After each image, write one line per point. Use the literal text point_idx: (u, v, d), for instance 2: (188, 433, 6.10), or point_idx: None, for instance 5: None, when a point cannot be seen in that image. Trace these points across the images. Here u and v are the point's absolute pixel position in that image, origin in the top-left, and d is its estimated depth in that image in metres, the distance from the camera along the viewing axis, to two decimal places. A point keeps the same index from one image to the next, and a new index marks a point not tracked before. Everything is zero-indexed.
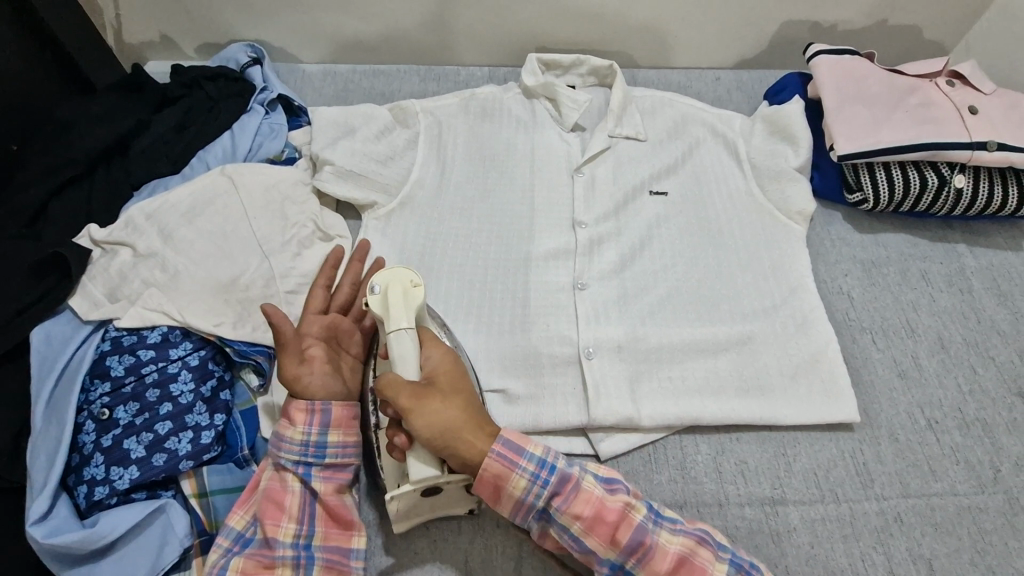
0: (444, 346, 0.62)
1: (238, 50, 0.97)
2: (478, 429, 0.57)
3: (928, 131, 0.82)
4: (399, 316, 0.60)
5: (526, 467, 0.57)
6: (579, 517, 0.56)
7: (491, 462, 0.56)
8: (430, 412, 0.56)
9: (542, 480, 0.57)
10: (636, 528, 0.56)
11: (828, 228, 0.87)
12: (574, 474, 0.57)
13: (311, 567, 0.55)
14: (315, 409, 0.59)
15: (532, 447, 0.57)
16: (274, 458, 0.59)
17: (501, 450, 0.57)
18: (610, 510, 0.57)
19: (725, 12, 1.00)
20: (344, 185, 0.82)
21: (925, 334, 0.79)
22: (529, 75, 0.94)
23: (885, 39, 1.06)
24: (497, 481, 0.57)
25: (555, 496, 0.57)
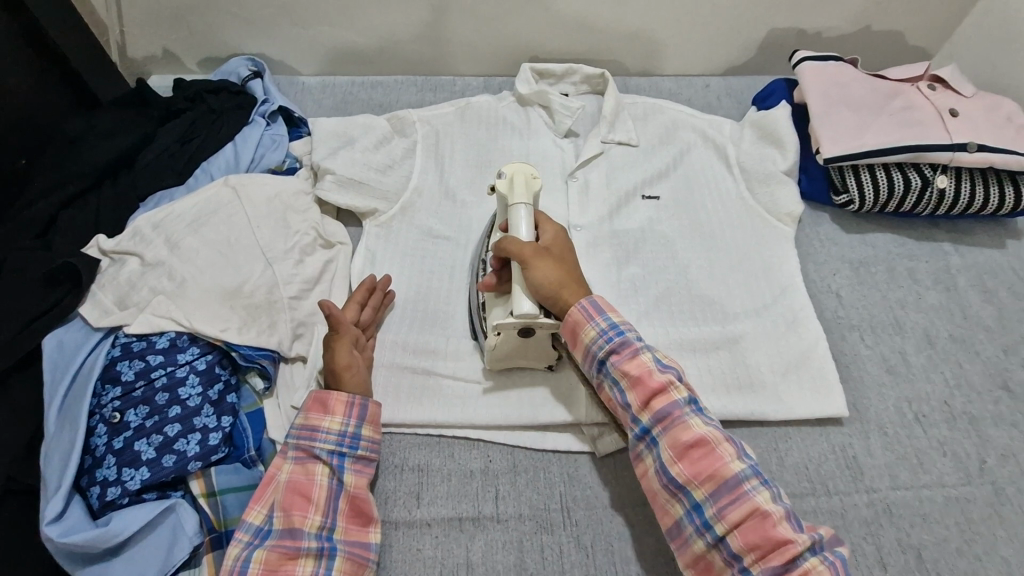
0: (556, 228, 0.70)
1: (240, 63, 1.00)
2: (576, 288, 0.66)
3: (911, 133, 0.84)
4: (519, 197, 0.68)
5: (600, 323, 0.65)
6: (627, 374, 0.63)
7: (575, 309, 0.65)
8: (537, 267, 0.64)
9: (609, 336, 0.64)
10: (672, 402, 0.61)
11: (816, 229, 0.89)
12: (635, 343, 0.65)
13: (335, 557, 0.57)
14: (354, 404, 0.64)
15: (612, 311, 0.65)
16: (301, 451, 0.62)
17: (585, 304, 0.65)
18: (655, 378, 0.62)
19: (712, 22, 1.03)
20: (344, 193, 0.84)
21: (912, 331, 0.81)
22: (524, 84, 0.97)
23: (870, 46, 1.09)
24: (574, 326, 0.65)
25: (614, 354, 0.64)
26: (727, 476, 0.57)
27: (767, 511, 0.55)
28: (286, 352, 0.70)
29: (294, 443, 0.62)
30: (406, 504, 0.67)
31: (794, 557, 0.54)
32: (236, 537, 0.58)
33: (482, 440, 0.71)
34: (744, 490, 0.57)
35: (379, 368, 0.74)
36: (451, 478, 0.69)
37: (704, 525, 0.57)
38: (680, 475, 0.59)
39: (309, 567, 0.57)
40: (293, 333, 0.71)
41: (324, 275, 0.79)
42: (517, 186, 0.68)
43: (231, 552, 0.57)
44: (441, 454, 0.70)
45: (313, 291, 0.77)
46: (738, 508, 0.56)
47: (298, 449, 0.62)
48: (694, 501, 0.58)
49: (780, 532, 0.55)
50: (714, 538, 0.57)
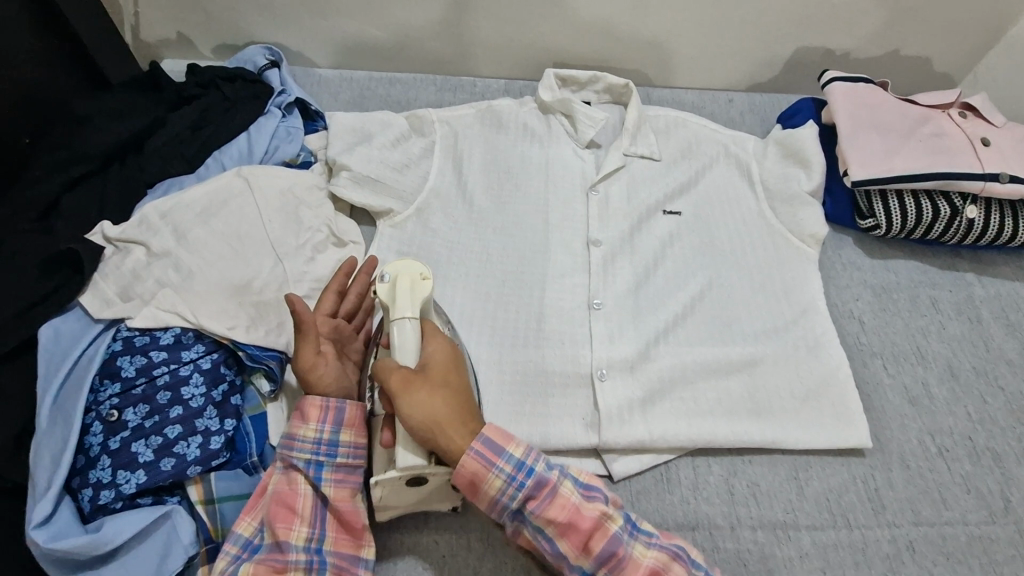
0: (448, 340, 0.62)
1: (256, 51, 0.98)
2: (462, 419, 0.57)
3: (941, 160, 0.83)
4: (403, 306, 0.60)
5: (503, 468, 0.56)
6: (553, 522, 0.56)
7: (469, 459, 0.56)
8: (414, 406, 0.56)
9: (518, 482, 0.56)
10: (611, 538, 0.56)
11: (839, 252, 0.88)
12: (551, 480, 0.57)
13: (324, 571, 0.55)
14: (329, 408, 0.60)
15: (512, 448, 0.57)
16: (281, 461, 0.59)
17: (479, 449, 0.56)
18: (585, 517, 0.56)
19: (740, 37, 1.01)
20: (359, 191, 0.82)
21: (935, 362, 0.79)
22: (547, 90, 0.95)
23: (896, 69, 1.08)
24: (474, 478, 0.56)
25: (530, 499, 0.57)
26: None
27: None
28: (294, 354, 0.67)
29: (273, 453, 0.59)
30: (413, 518, 0.66)
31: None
32: (224, 549, 0.56)
33: None
34: None
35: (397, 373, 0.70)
36: (460, 495, 0.66)
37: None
38: None
39: None
40: None
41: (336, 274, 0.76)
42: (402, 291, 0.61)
43: (218, 565, 0.55)
44: None
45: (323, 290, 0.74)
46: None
47: (278, 459, 0.59)
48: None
49: None
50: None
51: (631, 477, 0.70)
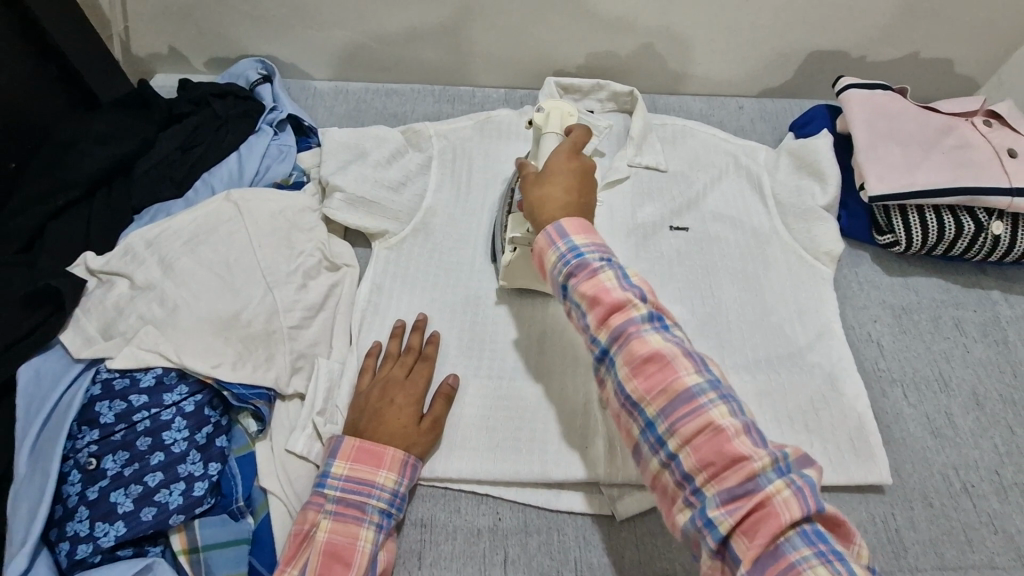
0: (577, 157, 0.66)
1: (250, 65, 0.96)
2: (563, 209, 0.62)
3: (965, 174, 0.78)
4: (552, 127, 0.73)
5: (561, 247, 0.58)
6: (583, 296, 0.55)
7: (540, 236, 0.60)
8: (527, 190, 0.65)
9: (567, 260, 0.57)
10: (628, 318, 0.53)
11: (855, 270, 0.83)
12: (596, 263, 0.56)
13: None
14: (408, 462, 0.61)
15: (576, 234, 0.58)
16: (345, 506, 0.57)
17: (550, 230, 0.59)
18: (610, 295, 0.54)
19: (751, 42, 0.96)
20: (353, 212, 0.78)
21: (959, 388, 0.75)
22: (547, 99, 0.92)
23: (917, 72, 1.02)
24: (540, 254, 0.60)
25: (573, 277, 0.57)
26: (681, 390, 0.50)
27: (720, 426, 0.48)
28: (283, 390, 0.65)
29: (340, 497, 0.58)
30: (406, 564, 0.62)
31: (751, 474, 0.46)
32: None
33: (491, 494, 0.66)
34: (698, 403, 0.49)
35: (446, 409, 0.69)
36: (456, 536, 0.63)
37: (658, 443, 0.51)
38: (635, 391, 0.52)
39: None
40: (292, 366, 0.66)
41: (328, 300, 0.73)
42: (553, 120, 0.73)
43: None
44: (448, 507, 0.65)
45: (315, 318, 0.71)
46: (691, 422, 0.49)
47: (340, 503, 0.57)
48: (649, 420, 0.51)
49: (679, 380, 0.51)
50: (668, 457, 0.50)
51: (636, 517, 0.65)
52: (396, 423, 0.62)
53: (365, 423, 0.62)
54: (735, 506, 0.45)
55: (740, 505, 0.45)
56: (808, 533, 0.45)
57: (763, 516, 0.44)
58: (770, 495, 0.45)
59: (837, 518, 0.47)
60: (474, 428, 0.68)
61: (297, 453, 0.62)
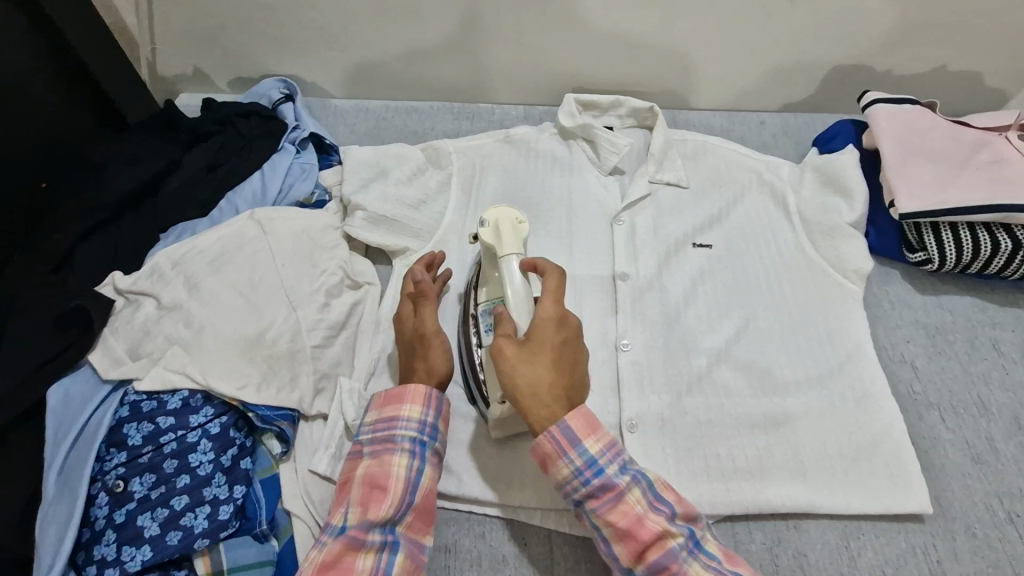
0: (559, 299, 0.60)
1: (271, 85, 0.97)
2: (557, 397, 0.57)
3: (1001, 191, 0.76)
4: (510, 245, 0.65)
5: (574, 459, 0.55)
6: (613, 525, 0.54)
7: (545, 441, 0.56)
8: (513, 370, 0.57)
9: (585, 478, 0.55)
10: (666, 552, 0.52)
11: (885, 288, 0.81)
12: (618, 484, 0.54)
13: (397, 552, 0.53)
14: (432, 396, 0.60)
15: (589, 441, 0.55)
16: (378, 444, 0.58)
17: (557, 435, 0.55)
18: (645, 528, 0.53)
19: (771, 58, 0.96)
20: (375, 231, 0.79)
21: (1000, 413, 0.72)
22: (568, 115, 0.91)
23: (944, 86, 1.00)
24: (545, 459, 0.56)
25: (592, 497, 0.55)
26: None
27: None
28: (306, 410, 0.65)
29: (371, 437, 0.58)
30: None
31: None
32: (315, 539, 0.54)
33: (516, 519, 0.64)
34: None
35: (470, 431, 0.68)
36: (481, 562, 0.62)
37: None
38: None
39: (370, 561, 0.51)
40: (314, 388, 0.66)
41: (350, 319, 0.73)
42: (506, 234, 0.66)
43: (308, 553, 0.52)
44: (472, 532, 0.64)
45: (337, 338, 0.71)
46: None
47: (374, 443, 0.58)
48: None
49: None
50: None
51: None
52: (443, 364, 0.62)
53: (420, 362, 0.62)
54: None
55: None
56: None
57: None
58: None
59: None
60: (499, 451, 0.67)
61: (320, 473, 0.62)
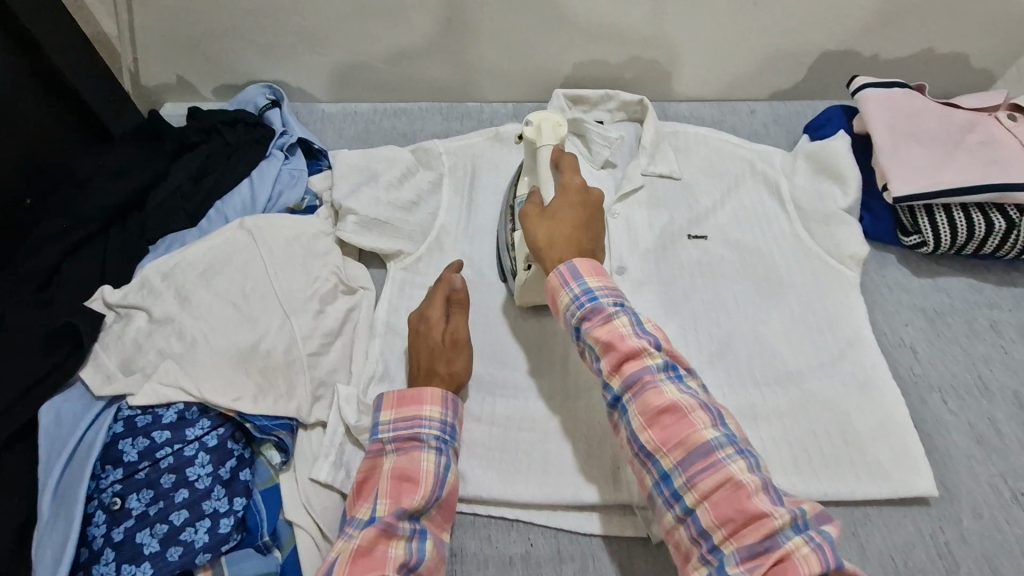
0: (581, 184, 0.67)
1: (257, 92, 0.96)
2: (572, 247, 0.64)
3: (993, 172, 0.76)
4: (547, 139, 0.71)
5: (574, 288, 0.61)
6: (598, 340, 0.58)
7: (602, 330, 0.58)
8: (532, 223, 0.66)
9: (581, 302, 0.60)
10: (642, 366, 0.56)
11: (882, 273, 0.81)
12: (611, 310, 0.59)
13: (426, 540, 0.55)
14: (450, 397, 0.63)
15: (589, 276, 0.61)
16: (403, 441, 0.60)
17: (562, 269, 0.62)
18: (722, 470, 0.51)
19: (759, 46, 0.95)
20: (367, 235, 0.78)
21: (1001, 393, 0.72)
22: (556, 111, 0.91)
23: (932, 69, 1.00)
24: (552, 293, 0.63)
25: (586, 320, 0.60)
26: (699, 443, 0.52)
27: (739, 482, 0.50)
28: (305, 419, 0.64)
29: (394, 434, 0.60)
30: None
31: (771, 532, 0.48)
32: (344, 532, 0.55)
33: (521, 520, 0.64)
34: (715, 458, 0.52)
35: (472, 434, 0.68)
36: (487, 566, 0.62)
37: (674, 495, 0.53)
38: (649, 441, 0.54)
39: (401, 548, 0.53)
40: (312, 396, 0.65)
41: (346, 325, 0.72)
42: (546, 133, 0.72)
43: (338, 543, 0.54)
44: (478, 535, 0.63)
45: (334, 345, 0.70)
46: (709, 477, 0.51)
47: (398, 440, 0.60)
48: (663, 471, 0.53)
49: (696, 435, 0.53)
50: (684, 508, 0.52)
51: None
52: (463, 370, 0.66)
53: (443, 364, 0.65)
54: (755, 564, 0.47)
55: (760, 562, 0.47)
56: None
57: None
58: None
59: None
60: (501, 453, 0.67)
61: (321, 482, 0.61)
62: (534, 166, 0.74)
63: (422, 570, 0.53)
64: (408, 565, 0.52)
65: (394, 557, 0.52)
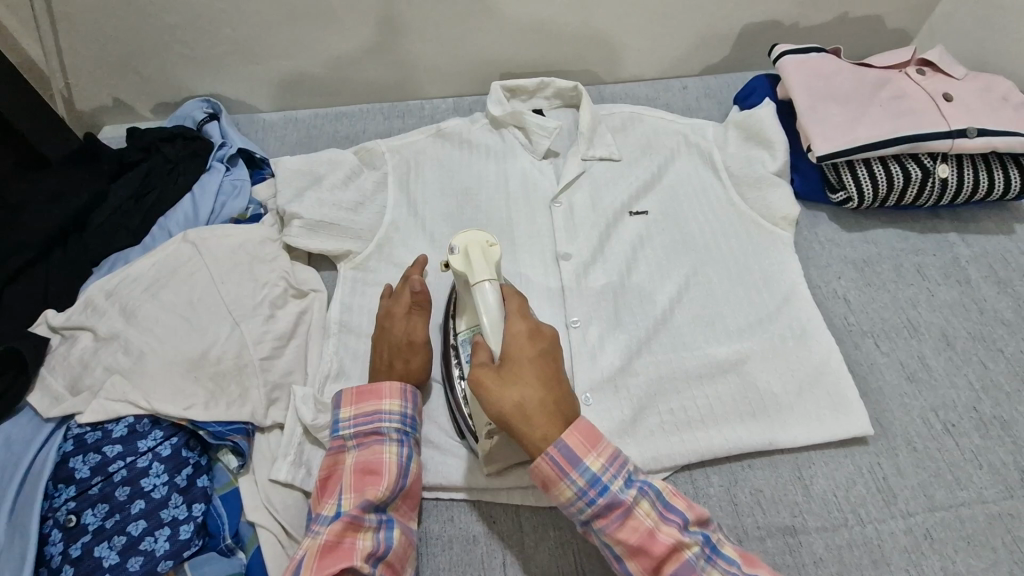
0: (534, 333, 0.58)
1: (194, 106, 0.96)
2: (550, 416, 0.55)
3: (906, 123, 0.80)
4: (481, 271, 0.61)
5: (575, 480, 0.54)
6: (623, 542, 0.53)
7: (544, 464, 0.54)
8: (492, 396, 0.55)
9: (589, 497, 0.54)
10: (683, 563, 0.51)
11: (814, 230, 0.85)
12: (625, 500, 0.53)
13: (393, 528, 0.56)
14: (408, 389, 0.63)
15: (590, 458, 0.54)
16: (364, 436, 0.60)
17: (557, 456, 0.54)
18: (657, 541, 0.52)
19: (685, 23, 0.98)
20: (314, 238, 0.78)
21: (929, 333, 0.76)
22: (496, 104, 0.91)
23: (851, 33, 1.04)
24: (546, 481, 0.55)
25: (599, 516, 0.54)
26: None
27: None
28: (261, 422, 0.65)
29: (356, 429, 0.61)
30: None
31: None
32: (310, 529, 0.55)
33: (482, 498, 0.66)
34: None
35: (430, 421, 0.69)
36: (452, 545, 0.63)
37: None
38: None
39: (370, 539, 0.54)
40: (267, 399, 0.66)
41: (298, 327, 0.73)
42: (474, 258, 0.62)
43: (304, 541, 0.54)
44: (441, 517, 0.65)
45: (286, 348, 0.71)
46: None
47: (359, 435, 0.60)
48: None
49: None
50: None
51: None
52: (421, 372, 0.66)
53: (402, 364, 0.65)
54: None
55: None
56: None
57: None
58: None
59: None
60: (459, 436, 0.68)
61: (281, 481, 0.62)
62: (470, 304, 0.65)
63: (390, 557, 0.55)
64: (377, 554, 0.54)
65: (361, 548, 0.53)
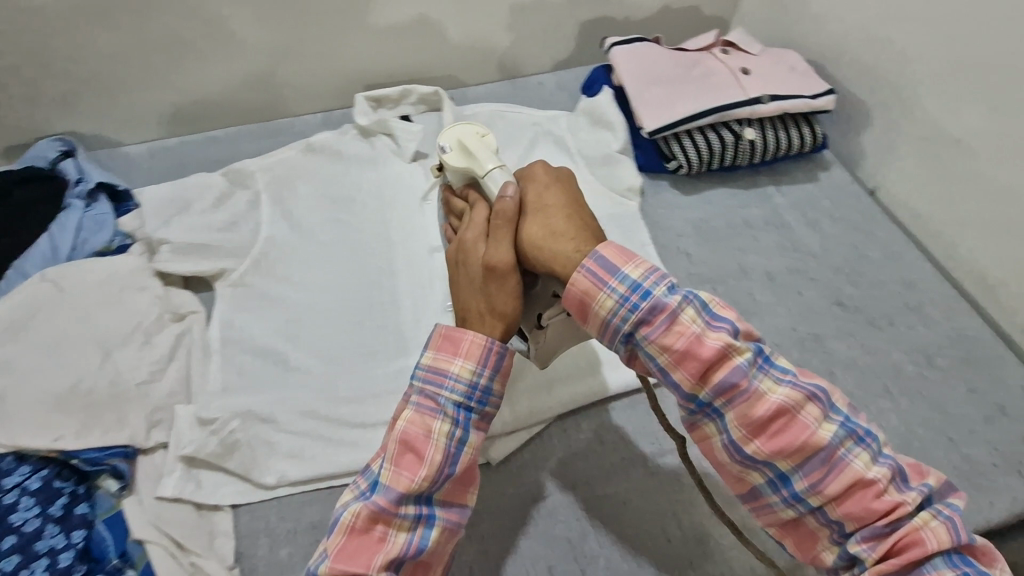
0: (543, 163, 0.65)
1: (46, 145, 0.91)
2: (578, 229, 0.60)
3: (715, 96, 0.92)
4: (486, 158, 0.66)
5: (614, 288, 0.54)
6: (667, 351, 0.53)
7: (549, 266, 0.55)
8: (530, 222, 0.60)
9: (632, 303, 0.53)
10: (733, 370, 0.52)
11: (658, 198, 0.95)
12: (668, 305, 0.53)
13: (406, 531, 0.53)
14: (491, 349, 0.56)
15: (626, 267, 0.54)
16: (424, 397, 0.56)
17: (592, 267, 0.55)
18: (601, 308, 0.54)
19: (528, 25, 1.07)
20: (184, 262, 0.80)
21: (756, 272, 0.87)
22: (363, 114, 0.94)
23: (676, 21, 1.17)
24: (583, 299, 0.55)
25: (642, 324, 0.54)
26: (818, 445, 0.51)
27: (867, 477, 0.51)
28: (143, 444, 0.66)
29: (419, 387, 0.56)
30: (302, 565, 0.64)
31: (895, 516, 0.50)
32: (355, 482, 0.55)
33: None
34: (838, 455, 0.51)
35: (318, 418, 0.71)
36: None
37: (792, 497, 0.53)
38: (758, 452, 0.52)
39: (404, 536, 0.52)
40: (148, 422, 0.67)
41: (177, 350, 0.74)
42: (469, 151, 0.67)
43: (344, 499, 0.55)
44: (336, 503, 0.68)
45: (166, 371, 0.72)
46: (835, 479, 0.51)
47: (421, 394, 0.56)
48: (780, 473, 0.53)
49: (814, 433, 0.51)
50: (806, 507, 0.53)
51: (508, 459, 0.72)
52: (510, 304, 0.58)
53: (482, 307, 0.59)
54: (873, 543, 0.51)
55: (878, 543, 0.50)
56: (954, 558, 0.49)
57: (912, 551, 0.49)
58: (822, 437, 0.51)
59: (986, 547, 0.51)
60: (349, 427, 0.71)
61: (168, 497, 0.65)
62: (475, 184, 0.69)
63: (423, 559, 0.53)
64: (408, 556, 0.52)
65: (392, 546, 0.52)
